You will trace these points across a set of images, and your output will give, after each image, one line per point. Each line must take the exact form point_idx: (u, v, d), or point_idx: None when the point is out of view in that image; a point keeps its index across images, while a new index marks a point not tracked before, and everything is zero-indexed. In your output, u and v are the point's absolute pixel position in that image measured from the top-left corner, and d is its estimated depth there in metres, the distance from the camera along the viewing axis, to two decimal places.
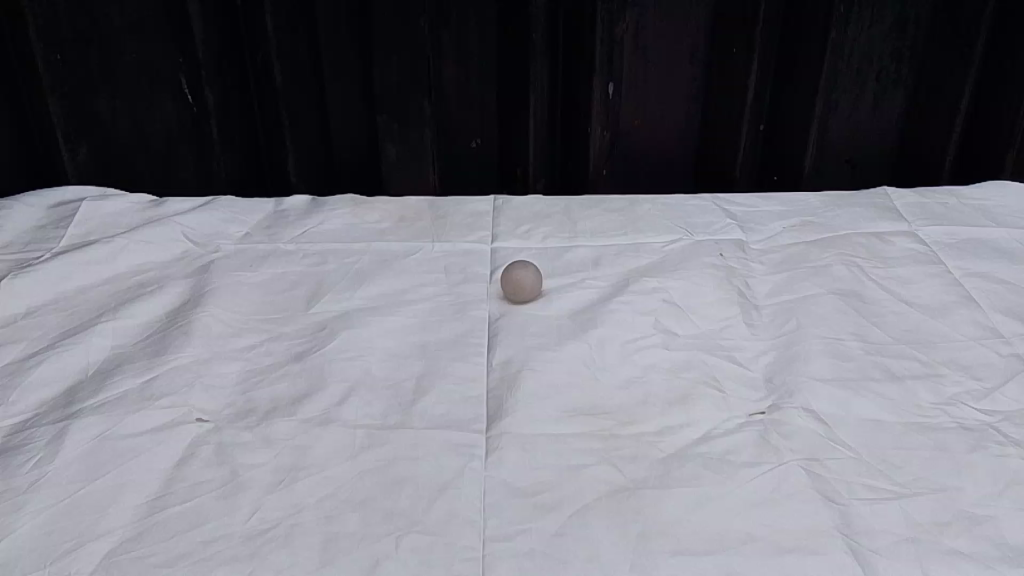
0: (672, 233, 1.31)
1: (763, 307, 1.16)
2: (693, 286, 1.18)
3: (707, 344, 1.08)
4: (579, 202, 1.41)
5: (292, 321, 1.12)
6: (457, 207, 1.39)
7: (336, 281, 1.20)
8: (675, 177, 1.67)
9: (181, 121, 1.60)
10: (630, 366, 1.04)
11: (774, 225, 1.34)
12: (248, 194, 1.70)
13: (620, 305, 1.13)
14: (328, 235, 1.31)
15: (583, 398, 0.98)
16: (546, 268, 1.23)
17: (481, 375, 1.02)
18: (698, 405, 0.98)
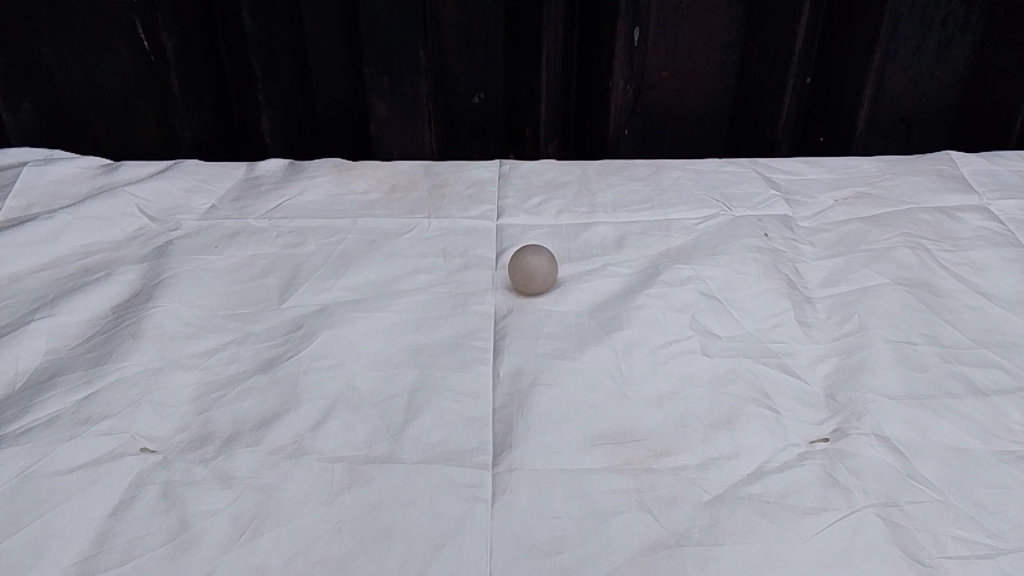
0: (707, 205, 1.12)
1: (816, 301, 0.99)
2: (734, 273, 1.00)
3: (754, 349, 0.91)
4: (598, 168, 1.22)
5: (261, 318, 0.95)
6: (456, 174, 1.20)
7: (314, 266, 1.02)
8: (705, 137, 1.49)
9: (141, 72, 1.42)
10: (663, 378, 0.87)
11: (825, 199, 1.16)
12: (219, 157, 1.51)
13: (650, 299, 0.96)
14: (307, 208, 1.13)
15: (608, 422, 0.82)
16: (561, 249, 1.05)
17: (486, 390, 0.85)
18: (746, 432, 0.82)
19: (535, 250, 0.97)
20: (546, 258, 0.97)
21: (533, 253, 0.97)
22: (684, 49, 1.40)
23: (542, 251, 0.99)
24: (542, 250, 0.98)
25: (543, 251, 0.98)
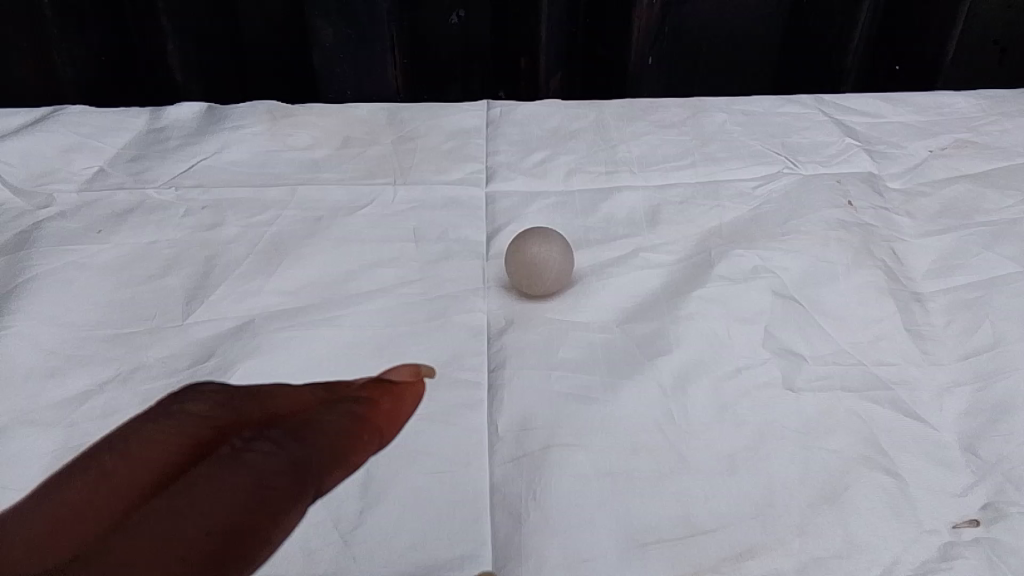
0: (766, 161, 0.85)
1: (929, 301, 0.72)
2: (815, 261, 0.73)
3: (855, 376, 0.65)
4: (617, 108, 0.92)
5: (157, 341, 0.67)
6: (430, 121, 0.90)
7: (235, 259, 0.74)
8: (746, 67, 1.21)
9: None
10: (734, 427, 0.60)
11: (918, 149, 0.88)
12: (120, 101, 1.22)
13: (704, 304, 0.69)
14: (229, 172, 0.83)
15: (660, 506, 0.55)
16: (575, 229, 0.77)
17: (479, 455, 0.58)
18: (861, 515, 0.56)
19: (548, 238, 0.70)
20: (559, 253, 0.69)
21: (543, 241, 0.70)
22: None
23: (561, 241, 0.71)
24: (563, 241, 0.71)
25: (563, 242, 0.71)
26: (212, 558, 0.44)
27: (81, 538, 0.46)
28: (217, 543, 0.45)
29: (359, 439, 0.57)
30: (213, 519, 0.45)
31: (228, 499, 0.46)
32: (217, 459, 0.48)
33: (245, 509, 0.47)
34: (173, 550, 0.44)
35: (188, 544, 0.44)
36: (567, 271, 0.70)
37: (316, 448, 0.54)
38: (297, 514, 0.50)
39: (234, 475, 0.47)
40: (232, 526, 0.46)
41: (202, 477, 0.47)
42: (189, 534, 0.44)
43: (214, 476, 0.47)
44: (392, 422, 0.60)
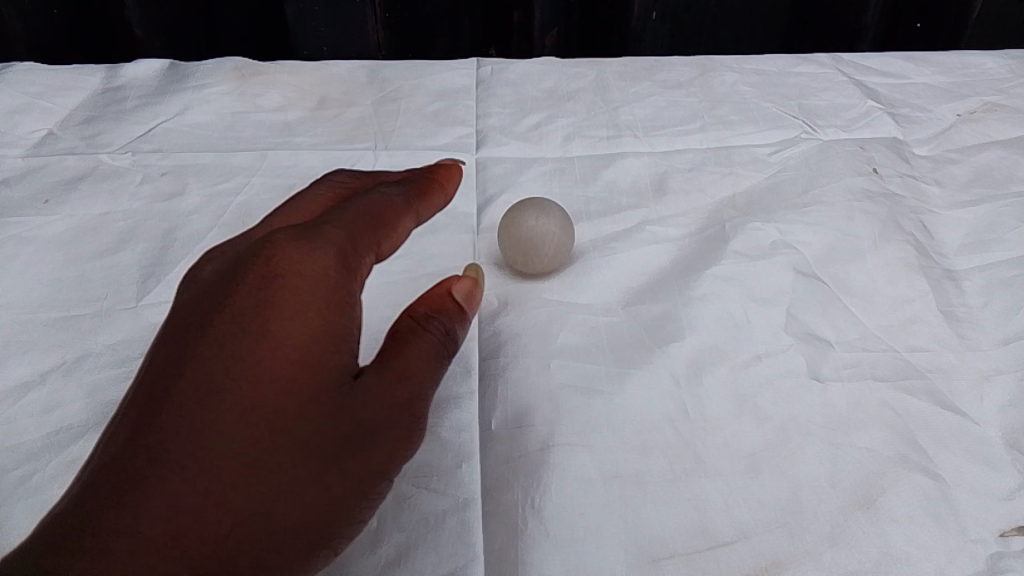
0: (782, 124, 0.77)
1: (964, 279, 0.65)
2: (840, 235, 0.67)
3: (887, 363, 0.58)
4: (619, 67, 0.85)
5: (108, 325, 0.59)
6: (415, 80, 0.83)
7: (197, 233, 0.66)
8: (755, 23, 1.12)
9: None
10: (756, 422, 0.54)
11: (944, 113, 0.81)
12: (80, 60, 1.13)
13: (719, 283, 0.62)
14: (192, 136, 0.76)
15: (675, 514, 0.49)
16: (574, 198, 0.70)
17: (470, 457, 0.52)
18: (899, 523, 0.50)
19: (547, 212, 0.63)
20: (561, 229, 0.62)
21: (540, 213, 0.63)
22: None
23: (560, 214, 0.64)
24: (563, 214, 0.64)
25: (563, 215, 0.64)
26: (312, 385, 0.39)
27: (171, 344, 0.40)
28: (324, 347, 0.39)
29: (429, 190, 0.49)
30: (312, 312, 0.40)
31: (324, 274, 0.41)
32: (300, 231, 0.42)
33: (338, 291, 0.41)
34: (267, 367, 0.38)
35: (283, 362, 0.39)
36: (568, 248, 0.63)
37: (393, 190, 0.47)
38: (399, 222, 0.46)
39: (323, 247, 0.41)
40: (336, 332, 0.40)
41: (290, 246, 0.41)
42: (285, 340, 0.39)
43: (304, 251, 0.41)
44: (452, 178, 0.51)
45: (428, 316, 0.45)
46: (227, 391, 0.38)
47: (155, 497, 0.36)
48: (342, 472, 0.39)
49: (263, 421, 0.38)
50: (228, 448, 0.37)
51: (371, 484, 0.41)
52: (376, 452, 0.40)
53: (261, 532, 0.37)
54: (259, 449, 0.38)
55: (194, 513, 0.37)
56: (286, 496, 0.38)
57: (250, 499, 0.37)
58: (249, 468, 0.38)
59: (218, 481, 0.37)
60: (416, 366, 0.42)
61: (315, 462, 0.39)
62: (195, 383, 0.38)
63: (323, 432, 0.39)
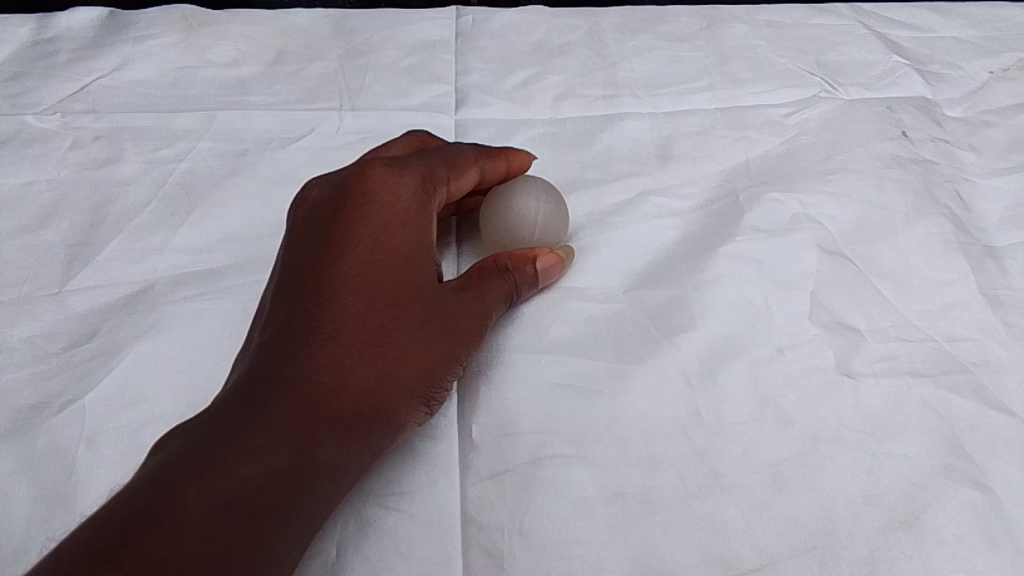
0: (799, 82, 0.69)
1: (1006, 257, 0.58)
2: (869, 207, 0.59)
3: (928, 355, 0.51)
4: (615, 18, 0.76)
5: (26, 314, 0.51)
6: (387, 31, 0.73)
7: (134, 205, 0.58)
8: None
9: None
10: (781, 428, 0.46)
11: (976, 71, 0.73)
12: None
13: (734, 263, 0.54)
14: (130, 94, 0.66)
15: (687, 540, 0.42)
16: (567, 165, 0.62)
17: (447, 471, 0.44)
18: (946, 545, 0.43)
19: (520, 206, 0.53)
20: (539, 226, 0.53)
21: (526, 188, 0.54)
22: None
23: (543, 193, 0.54)
24: (546, 194, 0.54)
25: (547, 198, 0.54)
26: (413, 281, 0.44)
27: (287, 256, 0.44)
28: (418, 252, 0.45)
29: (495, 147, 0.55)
30: (410, 223, 0.45)
31: (416, 198, 0.46)
32: (386, 163, 0.47)
33: (423, 214, 0.46)
34: (376, 266, 0.43)
35: (388, 260, 0.43)
36: (557, 235, 0.54)
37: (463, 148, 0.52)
38: (466, 174, 0.51)
39: (408, 181, 0.46)
40: (425, 242, 0.46)
41: (383, 170, 0.46)
42: (390, 245, 0.44)
43: (394, 178, 0.46)
44: (520, 164, 0.54)
45: (507, 267, 0.49)
46: (352, 282, 0.42)
47: (300, 377, 0.39)
48: (441, 350, 0.44)
49: (381, 306, 0.42)
50: (356, 331, 0.41)
51: (461, 367, 0.45)
52: (460, 340, 0.45)
53: (386, 399, 0.41)
54: (377, 330, 0.42)
55: (333, 384, 0.39)
56: (401, 370, 0.42)
57: (377, 371, 0.41)
58: (375, 343, 0.41)
59: (354, 354, 0.41)
60: (496, 294, 0.48)
61: (420, 338, 0.43)
62: (320, 282, 0.42)
63: (425, 315, 0.44)
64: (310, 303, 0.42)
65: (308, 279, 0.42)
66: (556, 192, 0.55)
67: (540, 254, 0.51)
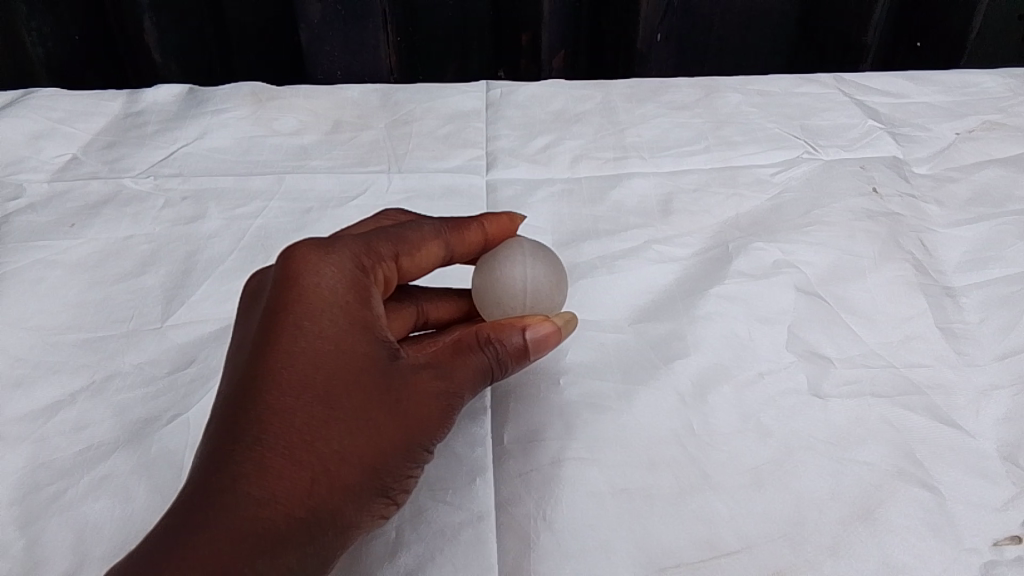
0: (784, 144, 0.79)
1: (962, 296, 0.67)
2: (841, 254, 0.68)
3: (887, 378, 0.60)
4: (625, 88, 0.87)
5: (134, 345, 0.62)
6: (426, 102, 0.85)
7: (219, 254, 0.69)
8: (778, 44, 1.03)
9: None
10: (761, 438, 0.56)
11: (944, 132, 0.83)
12: None
13: (723, 302, 0.64)
14: (210, 160, 0.78)
15: (681, 527, 0.51)
16: (582, 218, 0.72)
17: (482, 471, 0.54)
18: (896, 534, 0.52)
19: (506, 268, 0.56)
20: (526, 285, 0.56)
21: (512, 257, 0.57)
22: None
23: (529, 258, 0.57)
24: (532, 258, 0.57)
25: (534, 261, 0.57)
26: (351, 371, 0.46)
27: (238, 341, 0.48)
28: (356, 335, 0.47)
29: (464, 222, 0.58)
30: (342, 313, 0.47)
31: (352, 279, 0.49)
32: (320, 243, 0.50)
33: (359, 298, 0.48)
34: (308, 360, 0.46)
35: (323, 355, 0.46)
36: (549, 297, 0.57)
37: (427, 221, 0.56)
38: (423, 244, 0.55)
39: (339, 260, 0.49)
40: (365, 322, 0.48)
41: (311, 254, 0.48)
42: (320, 334, 0.46)
43: (320, 259, 0.48)
44: (500, 232, 0.59)
45: (488, 339, 0.51)
46: (283, 379, 0.45)
47: (234, 483, 0.43)
48: (385, 436, 0.46)
49: (314, 401, 0.45)
50: (290, 430, 0.44)
51: (417, 446, 0.47)
52: (406, 424, 0.47)
53: (325, 498, 0.44)
54: (310, 428, 0.45)
55: (270, 489, 0.43)
56: (340, 465, 0.45)
57: (312, 470, 0.44)
58: (309, 442, 0.44)
59: (287, 458, 0.44)
60: (463, 371, 0.50)
61: (359, 431, 0.45)
62: (256, 378, 0.45)
63: (367, 402, 0.46)
64: (248, 399, 0.45)
65: (252, 378, 0.45)
66: (545, 255, 0.58)
67: (528, 324, 0.52)
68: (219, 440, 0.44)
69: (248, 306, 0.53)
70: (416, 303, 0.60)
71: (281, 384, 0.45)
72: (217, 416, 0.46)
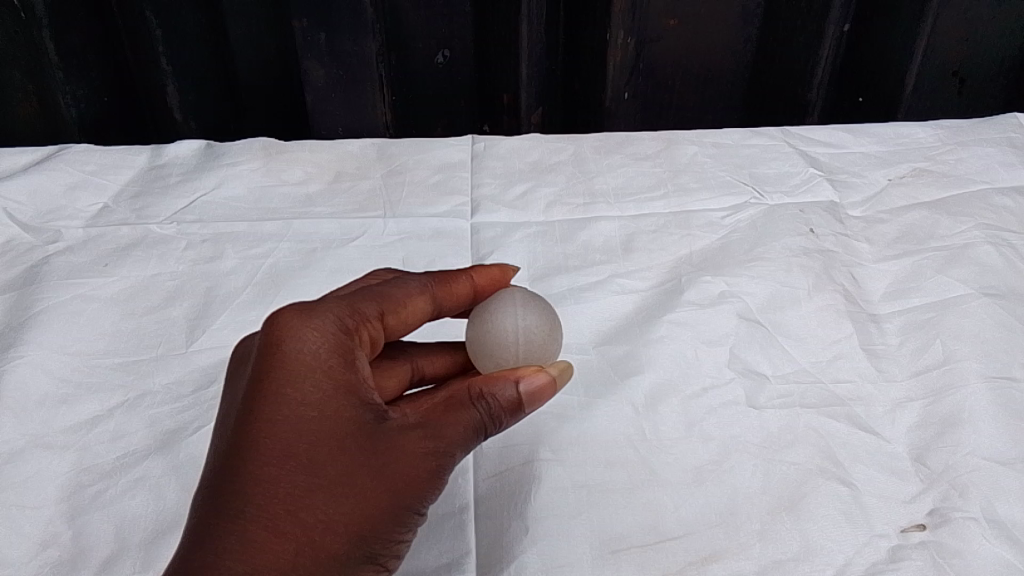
0: (734, 191, 0.90)
1: (884, 321, 0.77)
2: (779, 286, 0.78)
3: (815, 391, 0.70)
4: (595, 142, 0.97)
5: (163, 368, 0.71)
6: (418, 154, 0.95)
7: (235, 289, 0.79)
8: (731, 104, 1.16)
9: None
10: (701, 442, 0.65)
11: (877, 178, 0.93)
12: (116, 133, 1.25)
13: (674, 327, 0.74)
14: (226, 207, 0.88)
15: (631, 515, 0.60)
16: (554, 256, 0.82)
17: (463, 471, 0.63)
18: (817, 522, 0.61)
19: (502, 327, 0.62)
20: (521, 343, 0.62)
21: (506, 308, 0.63)
22: None
23: (521, 310, 0.63)
24: (524, 309, 0.63)
25: (524, 311, 0.63)
26: (334, 440, 0.49)
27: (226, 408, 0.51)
28: (339, 402, 0.50)
29: (450, 277, 0.62)
30: (326, 381, 0.50)
31: (336, 344, 0.51)
32: (306, 307, 0.52)
33: (343, 364, 0.51)
34: (292, 430, 0.48)
35: (306, 424, 0.48)
36: (541, 346, 0.63)
37: (414, 277, 0.60)
38: (410, 299, 0.58)
39: (322, 325, 0.51)
40: (349, 386, 0.50)
41: (294, 320, 0.51)
42: (303, 402, 0.49)
43: (304, 325, 0.50)
44: (489, 281, 0.65)
45: (479, 394, 0.53)
46: (267, 450, 0.48)
47: (221, 555, 0.46)
48: (369, 502, 0.49)
49: (298, 472, 0.48)
50: (275, 501, 0.47)
51: (403, 509, 0.50)
52: (391, 488, 0.50)
53: (311, 569, 0.47)
54: (294, 499, 0.47)
55: (255, 564, 0.46)
56: (324, 534, 0.48)
57: (298, 541, 0.47)
58: (294, 512, 0.47)
59: (273, 530, 0.47)
60: (451, 432, 0.52)
61: (342, 499, 0.48)
62: (241, 450, 0.48)
63: (350, 470, 0.49)
64: (235, 470, 0.48)
65: (239, 447, 0.48)
66: (537, 307, 0.64)
67: (521, 376, 0.54)
68: (208, 510, 0.47)
69: (241, 366, 0.55)
70: (411, 361, 0.64)
71: (265, 454, 0.48)
72: (208, 480, 0.49)
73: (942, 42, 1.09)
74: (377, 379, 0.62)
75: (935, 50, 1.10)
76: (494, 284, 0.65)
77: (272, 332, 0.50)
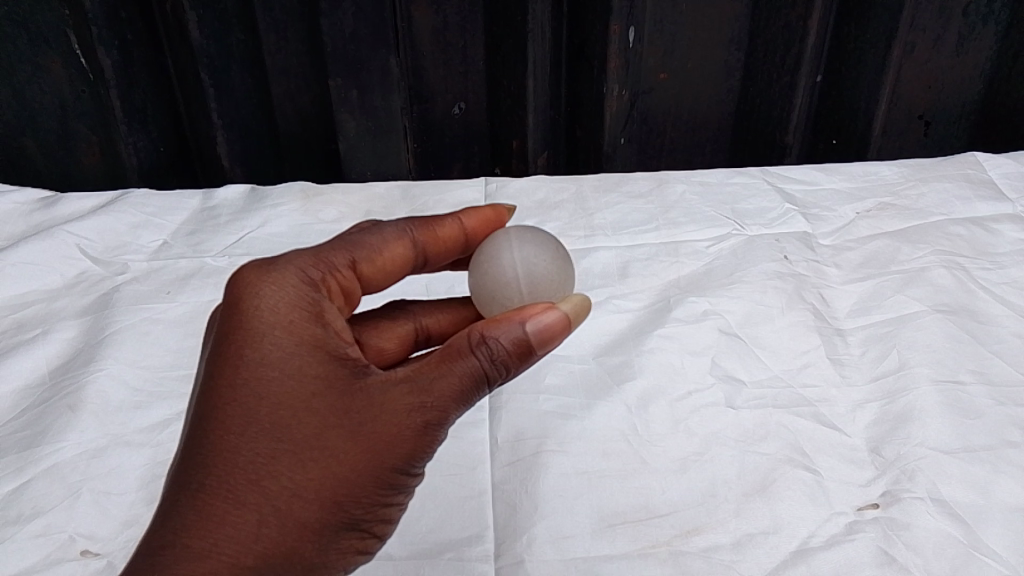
0: (717, 224, 1.02)
1: (848, 334, 0.87)
2: (754, 305, 0.90)
3: (785, 393, 0.81)
4: (594, 181, 1.10)
5: None
6: (438, 194, 1.08)
7: None
8: (718, 147, 1.28)
9: (62, 90, 1.14)
10: (684, 437, 0.76)
11: (846, 212, 1.05)
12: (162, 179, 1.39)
13: (663, 340, 0.85)
14: (271, 242, 1.01)
15: (625, 497, 0.71)
16: None
17: (481, 462, 0.75)
18: (784, 501, 0.71)
19: (506, 279, 0.68)
20: (526, 291, 0.68)
21: (504, 249, 0.70)
22: (683, 44, 1.17)
23: (517, 246, 0.70)
24: (519, 245, 0.70)
25: (520, 247, 0.70)
26: (297, 402, 0.55)
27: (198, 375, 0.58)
28: (305, 363, 0.55)
29: (434, 223, 0.69)
30: (286, 341, 0.56)
31: (298, 299, 0.57)
32: (269, 265, 0.59)
33: (303, 318, 0.57)
34: (253, 395, 0.54)
35: (270, 386, 0.55)
36: (545, 273, 0.69)
37: (395, 224, 0.67)
38: (387, 246, 0.66)
39: (280, 279, 0.58)
40: (314, 342, 0.56)
41: (252, 278, 0.57)
42: (265, 363, 0.55)
43: (260, 282, 0.57)
44: (483, 226, 0.73)
45: (479, 341, 0.57)
46: (228, 417, 0.54)
47: (185, 530, 0.53)
48: (340, 466, 0.54)
49: (263, 440, 0.54)
50: (238, 470, 0.53)
51: (379, 470, 0.55)
52: (366, 450, 0.55)
53: (279, 537, 0.53)
54: (258, 468, 0.54)
55: (222, 533, 0.53)
56: (292, 502, 0.53)
57: (263, 510, 0.53)
58: (258, 480, 0.53)
59: (238, 499, 0.53)
60: (437, 387, 0.56)
61: (310, 465, 0.54)
62: (208, 421, 0.55)
63: (319, 433, 0.54)
64: (201, 442, 0.55)
65: (207, 416, 0.55)
66: (533, 241, 0.71)
67: (529, 318, 0.58)
68: (177, 485, 0.55)
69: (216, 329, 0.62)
70: (414, 321, 0.73)
71: (227, 423, 0.54)
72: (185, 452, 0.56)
73: (905, 87, 1.21)
74: (379, 341, 0.72)
75: (899, 96, 1.22)
76: (488, 224, 0.73)
77: (232, 297, 0.57)
